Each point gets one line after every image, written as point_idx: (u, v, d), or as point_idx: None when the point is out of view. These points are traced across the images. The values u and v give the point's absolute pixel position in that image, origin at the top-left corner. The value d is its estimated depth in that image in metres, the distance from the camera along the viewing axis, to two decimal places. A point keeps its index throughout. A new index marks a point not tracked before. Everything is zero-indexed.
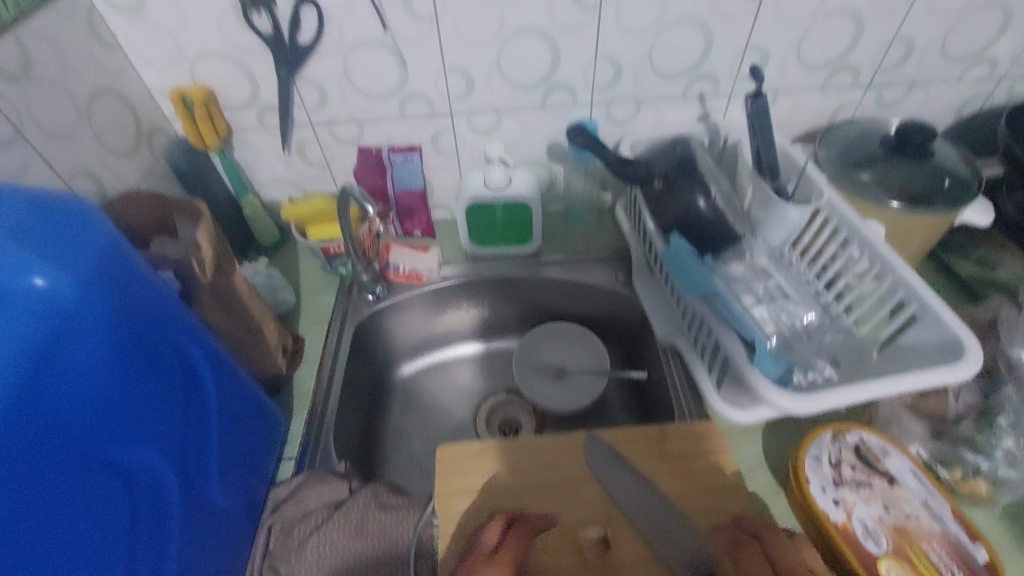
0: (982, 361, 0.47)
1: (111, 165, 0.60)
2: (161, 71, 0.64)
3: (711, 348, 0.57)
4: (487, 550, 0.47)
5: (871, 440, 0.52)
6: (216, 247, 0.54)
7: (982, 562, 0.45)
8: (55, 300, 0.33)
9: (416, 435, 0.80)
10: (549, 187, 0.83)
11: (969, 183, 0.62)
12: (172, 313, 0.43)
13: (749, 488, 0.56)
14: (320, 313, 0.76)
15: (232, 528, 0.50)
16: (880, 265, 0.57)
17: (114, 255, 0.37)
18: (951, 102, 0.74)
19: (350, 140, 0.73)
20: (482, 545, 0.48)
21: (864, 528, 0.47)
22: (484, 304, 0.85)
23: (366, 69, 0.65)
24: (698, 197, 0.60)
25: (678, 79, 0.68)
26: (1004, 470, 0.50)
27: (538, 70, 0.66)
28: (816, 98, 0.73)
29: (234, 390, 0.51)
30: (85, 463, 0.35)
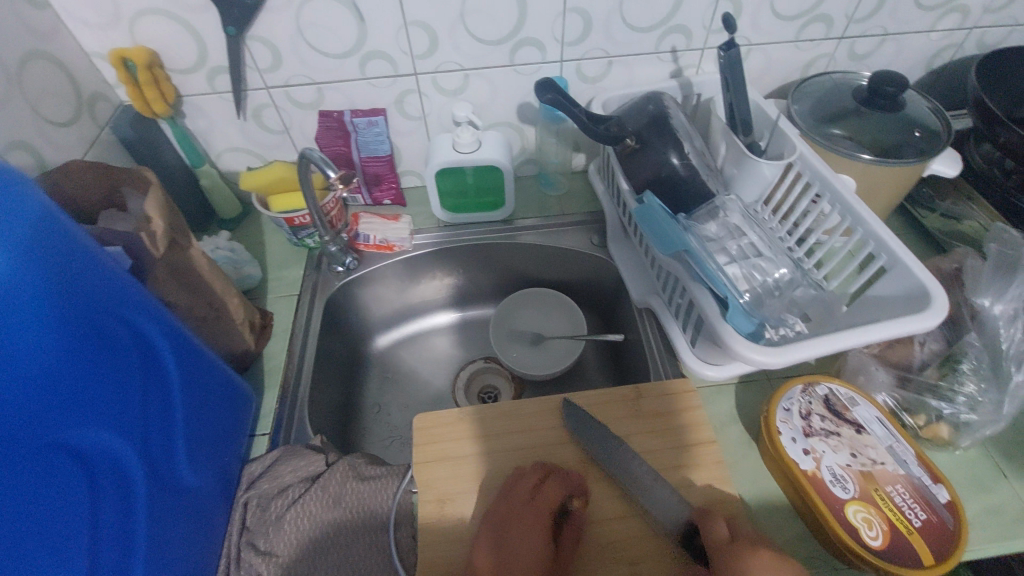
0: (948, 310, 0.47)
1: (50, 136, 0.56)
2: (96, 31, 0.59)
3: (686, 307, 0.57)
4: (526, 488, 0.51)
5: (840, 390, 0.53)
6: (168, 220, 0.51)
7: (942, 501, 0.47)
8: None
9: (395, 406, 0.79)
10: (521, 149, 0.81)
11: (938, 132, 0.61)
12: (121, 289, 0.40)
13: (722, 442, 0.57)
14: (288, 287, 0.74)
15: (204, 507, 0.49)
16: (851, 218, 0.56)
17: (49, 227, 0.34)
18: (922, 53, 0.74)
19: (310, 103, 0.69)
20: (522, 483, 0.52)
21: (833, 475, 0.48)
22: (459, 272, 0.84)
23: (322, 26, 0.61)
24: (672, 155, 0.59)
25: (649, 33, 0.66)
26: (965, 414, 0.51)
27: (505, 25, 0.63)
28: (789, 51, 0.71)
29: (196, 368, 0.49)
30: (42, 449, 0.33)
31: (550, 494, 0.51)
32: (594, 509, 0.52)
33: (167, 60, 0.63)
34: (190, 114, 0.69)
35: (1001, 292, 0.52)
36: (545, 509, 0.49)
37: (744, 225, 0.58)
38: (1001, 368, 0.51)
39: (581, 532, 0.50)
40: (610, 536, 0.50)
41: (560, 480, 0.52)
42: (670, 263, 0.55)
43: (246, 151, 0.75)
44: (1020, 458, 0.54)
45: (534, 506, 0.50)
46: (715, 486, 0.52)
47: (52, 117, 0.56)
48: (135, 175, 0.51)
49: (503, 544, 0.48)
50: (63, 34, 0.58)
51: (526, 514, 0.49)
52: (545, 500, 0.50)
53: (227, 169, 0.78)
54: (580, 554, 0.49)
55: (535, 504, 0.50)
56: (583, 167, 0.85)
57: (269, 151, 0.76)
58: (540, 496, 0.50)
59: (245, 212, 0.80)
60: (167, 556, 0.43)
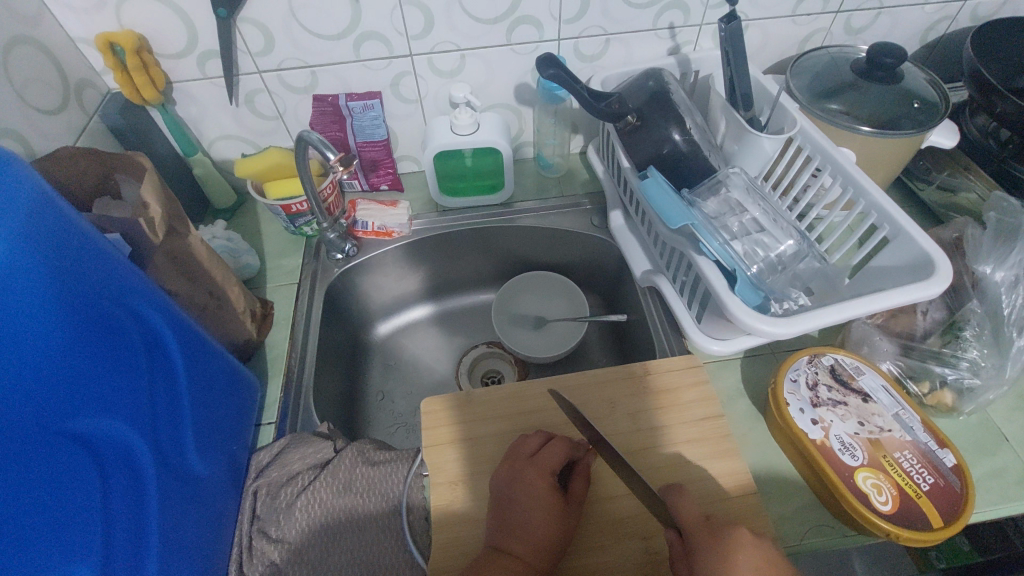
0: (952, 277, 0.47)
1: (38, 125, 0.54)
2: (81, 15, 0.57)
3: (691, 283, 0.57)
4: (528, 449, 0.52)
5: (846, 360, 0.54)
6: (165, 207, 0.50)
7: (949, 465, 0.47)
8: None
9: (399, 393, 0.79)
10: (519, 131, 0.80)
11: (937, 105, 0.62)
12: (122, 275, 0.40)
13: (729, 415, 0.57)
14: (288, 275, 0.73)
15: (216, 496, 0.48)
16: (853, 190, 0.56)
17: (45, 210, 0.33)
18: (918, 26, 0.74)
19: (304, 88, 0.68)
20: (524, 445, 0.52)
21: (841, 443, 0.49)
22: (458, 257, 0.83)
23: (315, 6, 0.60)
24: (674, 131, 0.59)
25: (647, 9, 0.65)
26: (968, 379, 0.52)
27: (501, 4, 0.62)
28: (786, 25, 0.71)
29: (201, 356, 0.48)
30: (51, 438, 0.32)
31: (551, 454, 0.51)
32: (604, 484, 0.52)
33: (156, 45, 0.61)
34: (181, 101, 0.68)
35: (1002, 259, 0.53)
36: (546, 468, 0.50)
37: (746, 200, 0.57)
38: (1002, 334, 0.52)
39: (589, 505, 0.51)
40: (622, 511, 0.51)
41: (561, 441, 0.52)
42: (674, 239, 0.55)
43: (240, 138, 0.74)
44: (1020, 422, 0.55)
45: (536, 466, 0.50)
46: (725, 459, 0.52)
47: (40, 105, 0.54)
48: (129, 161, 0.50)
49: (509, 504, 0.48)
50: (48, 19, 0.56)
51: (528, 474, 0.49)
52: (545, 459, 0.50)
53: (221, 158, 0.76)
54: (592, 529, 0.50)
55: (535, 464, 0.50)
56: (581, 149, 0.85)
57: (264, 138, 0.74)
58: (539, 456, 0.51)
59: (240, 202, 0.79)
60: (180, 545, 0.42)
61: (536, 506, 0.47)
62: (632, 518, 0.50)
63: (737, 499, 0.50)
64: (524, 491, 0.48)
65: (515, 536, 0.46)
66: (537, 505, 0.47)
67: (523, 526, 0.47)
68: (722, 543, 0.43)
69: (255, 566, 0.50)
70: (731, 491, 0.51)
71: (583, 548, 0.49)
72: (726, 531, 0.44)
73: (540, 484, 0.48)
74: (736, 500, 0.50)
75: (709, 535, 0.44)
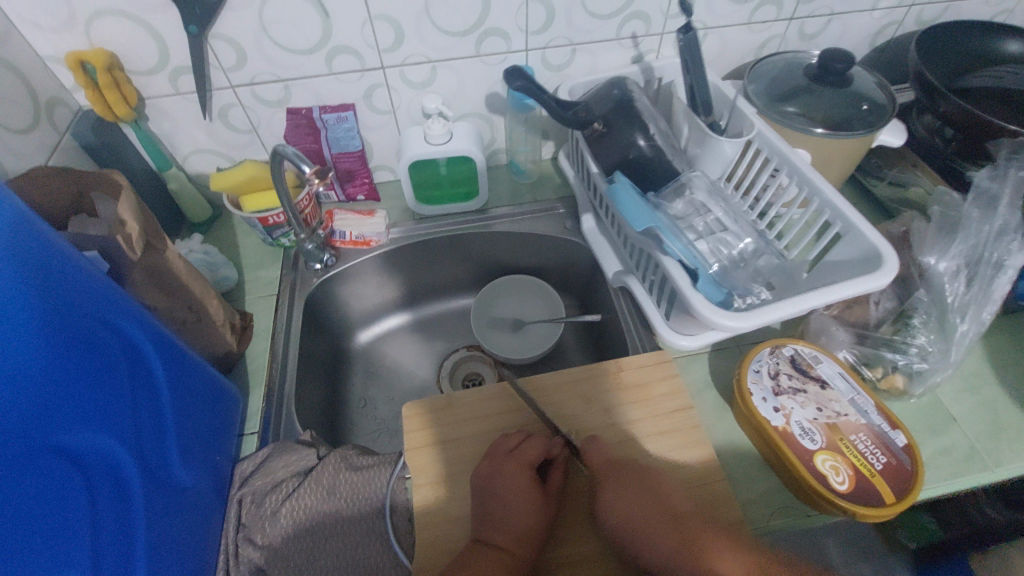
0: (898, 269, 0.51)
1: (9, 145, 0.54)
2: (50, 34, 0.57)
3: (659, 282, 0.59)
4: (508, 446, 0.54)
5: (806, 350, 0.57)
6: (142, 223, 0.51)
7: (901, 445, 0.50)
8: None
9: (381, 399, 0.80)
10: (491, 139, 0.82)
11: (885, 107, 0.65)
12: (101, 293, 0.40)
13: (698, 407, 0.60)
14: (266, 287, 0.73)
15: (202, 505, 0.49)
16: (807, 190, 0.60)
17: (24, 231, 0.34)
18: (867, 31, 0.78)
19: (278, 101, 0.69)
20: (504, 443, 0.54)
21: (802, 428, 0.52)
22: (435, 263, 0.85)
23: (285, 22, 0.61)
24: (638, 137, 0.62)
25: (610, 19, 0.68)
26: (917, 363, 0.55)
27: (469, 17, 0.64)
28: (743, 33, 0.74)
29: (183, 370, 0.49)
30: (36, 452, 0.33)
31: (527, 449, 0.53)
32: (578, 477, 0.55)
33: (127, 62, 0.62)
34: (154, 117, 0.68)
35: (943, 250, 0.56)
36: (525, 462, 0.52)
37: (709, 201, 0.60)
38: (947, 319, 0.55)
39: (564, 498, 0.53)
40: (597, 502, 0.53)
41: (539, 439, 0.55)
42: (641, 240, 0.57)
43: (214, 152, 0.75)
44: (967, 403, 0.58)
45: (517, 461, 0.52)
46: (695, 448, 0.55)
47: (9, 124, 0.54)
48: (105, 179, 0.51)
49: (490, 499, 0.50)
50: (15, 38, 0.56)
51: (507, 467, 0.52)
52: (524, 454, 0.53)
53: (195, 172, 0.77)
54: (569, 520, 0.52)
55: (514, 458, 0.52)
56: (552, 154, 0.87)
57: (239, 152, 0.75)
58: (517, 451, 0.53)
59: (216, 215, 0.79)
60: (168, 554, 0.43)
61: (513, 499, 0.50)
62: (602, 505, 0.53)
63: (706, 486, 0.53)
64: (503, 485, 0.50)
65: (497, 529, 0.48)
66: (518, 497, 0.50)
67: (504, 518, 0.49)
68: (619, 486, 0.50)
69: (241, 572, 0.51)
70: (701, 479, 0.53)
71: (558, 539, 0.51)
72: (623, 475, 0.51)
73: (518, 477, 0.51)
74: (706, 487, 0.53)
75: (615, 480, 0.51)
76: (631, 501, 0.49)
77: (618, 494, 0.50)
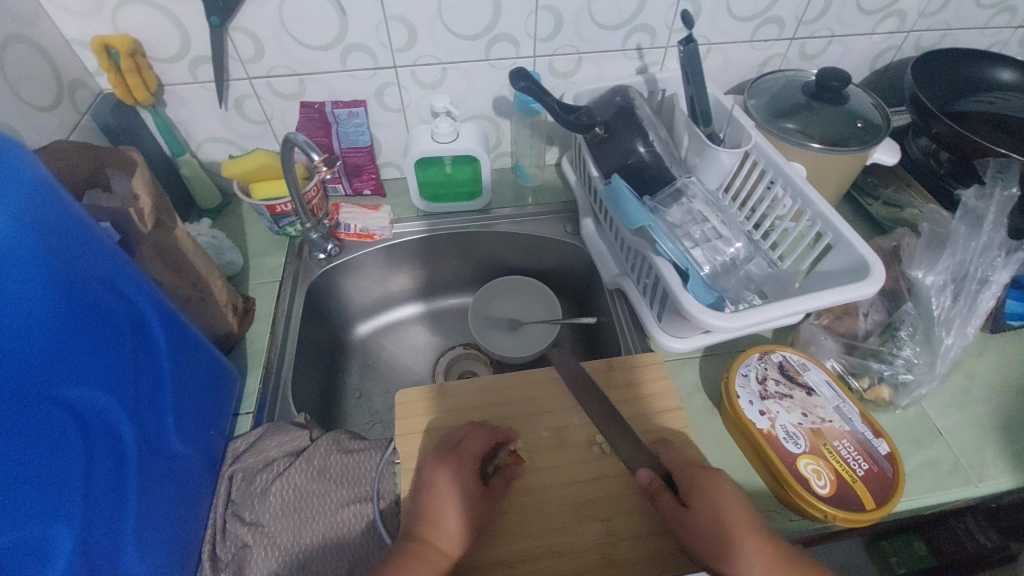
0: (884, 281, 0.52)
1: (31, 121, 0.56)
2: (78, 19, 0.60)
3: (652, 284, 0.61)
4: (455, 442, 0.53)
5: (794, 357, 0.58)
6: (154, 199, 0.52)
7: (883, 453, 0.51)
8: None
9: (376, 391, 0.81)
10: (497, 141, 0.84)
11: (879, 126, 0.67)
12: (113, 263, 0.42)
13: (686, 410, 0.61)
14: (270, 273, 0.75)
15: (193, 476, 0.50)
16: (800, 201, 0.61)
17: (43, 195, 0.35)
18: (866, 55, 0.81)
19: (292, 94, 0.72)
20: (454, 438, 0.54)
21: (786, 432, 0.52)
22: (437, 261, 0.86)
23: (303, 18, 0.63)
24: (638, 143, 0.64)
25: (616, 31, 0.70)
26: (903, 374, 0.56)
27: (480, 21, 0.67)
28: (746, 50, 0.77)
29: (185, 345, 0.51)
30: (38, 401, 0.34)
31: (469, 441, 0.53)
32: (535, 478, 0.54)
33: (149, 49, 0.64)
34: (172, 104, 0.71)
35: (931, 265, 0.58)
36: (470, 458, 0.52)
37: (706, 210, 0.61)
38: (933, 333, 0.56)
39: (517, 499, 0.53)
40: (581, 496, 0.53)
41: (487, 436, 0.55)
42: (635, 241, 0.59)
43: (227, 141, 0.77)
44: (953, 418, 0.59)
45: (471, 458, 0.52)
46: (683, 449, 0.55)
47: (33, 100, 0.57)
48: (121, 157, 0.53)
49: (430, 493, 0.48)
50: (44, 20, 0.59)
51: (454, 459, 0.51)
52: (468, 449, 0.52)
53: (208, 159, 0.79)
54: (526, 519, 0.52)
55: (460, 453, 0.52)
56: (556, 160, 0.89)
57: (251, 142, 0.77)
58: (465, 449, 0.52)
59: (226, 202, 0.81)
60: (157, 520, 0.44)
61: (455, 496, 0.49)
62: (577, 491, 0.53)
63: None
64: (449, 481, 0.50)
65: (439, 525, 0.46)
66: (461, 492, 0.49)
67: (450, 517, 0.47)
68: (697, 490, 0.48)
69: (228, 548, 0.51)
70: None
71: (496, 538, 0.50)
72: (700, 478, 0.49)
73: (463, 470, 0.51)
74: None
75: (687, 483, 0.49)
76: (686, 497, 0.48)
77: (685, 493, 0.48)
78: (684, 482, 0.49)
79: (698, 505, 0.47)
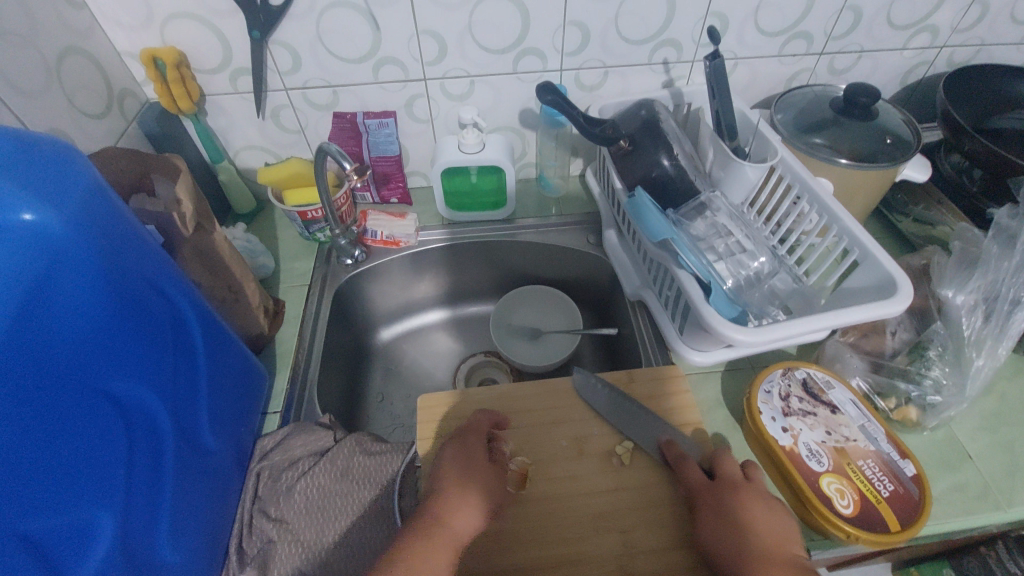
0: (912, 298, 0.51)
1: (83, 127, 0.60)
2: (130, 32, 0.64)
3: (674, 296, 0.61)
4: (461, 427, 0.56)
5: (818, 374, 0.57)
6: (196, 204, 0.55)
7: (909, 474, 0.50)
8: (43, 234, 0.33)
9: (398, 397, 0.83)
10: (522, 152, 0.86)
11: (909, 143, 0.66)
12: (155, 262, 0.43)
13: (707, 424, 0.60)
14: (299, 277, 0.77)
15: (223, 470, 0.52)
16: (827, 217, 0.61)
17: (97, 200, 0.37)
18: (897, 69, 0.80)
19: (325, 105, 0.74)
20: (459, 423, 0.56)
21: (809, 450, 0.52)
22: (460, 268, 0.88)
23: (339, 32, 0.66)
24: (662, 157, 0.64)
25: (643, 45, 0.71)
26: (931, 395, 0.56)
27: (508, 36, 0.68)
28: (773, 65, 0.77)
29: (219, 344, 0.53)
30: (86, 393, 0.36)
31: (481, 427, 0.56)
32: (558, 484, 0.55)
33: (193, 60, 0.67)
34: (212, 113, 0.74)
35: (962, 284, 0.57)
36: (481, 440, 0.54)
37: (730, 224, 0.61)
38: (963, 353, 0.56)
39: (535, 502, 0.53)
40: (599, 506, 0.53)
41: (488, 418, 0.57)
42: (658, 253, 0.59)
43: (263, 149, 0.80)
44: (984, 441, 0.58)
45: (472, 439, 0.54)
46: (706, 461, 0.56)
47: (86, 109, 0.60)
48: (165, 164, 0.56)
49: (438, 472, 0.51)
50: (99, 34, 0.63)
51: (476, 449, 0.53)
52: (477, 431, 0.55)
53: (244, 166, 0.82)
54: (547, 524, 0.52)
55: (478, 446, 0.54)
56: (580, 172, 0.90)
57: (286, 150, 0.80)
58: (472, 430, 0.55)
59: (260, 207, 0.85)
60: (190, 511, 0.46)
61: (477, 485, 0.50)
62: (593, 494, 0.54)
63: None
64: (462, 468, 0.51)
65: (461, 509, 0.48)
66: (479, 479, 0.51)
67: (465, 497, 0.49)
68: (726, 513, 0.48)
69: (254, 543, 0.53)
70: None
71: (498, 547, 0.51)
72: (730, 501, 0.49)
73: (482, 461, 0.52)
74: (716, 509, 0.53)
75: (716, 503, 0.49)
76: (712, 520, 0.49)
77: (713, 515, 0.49)
78: (712, 503, 0.50)
79: (728, 517, 0.48)
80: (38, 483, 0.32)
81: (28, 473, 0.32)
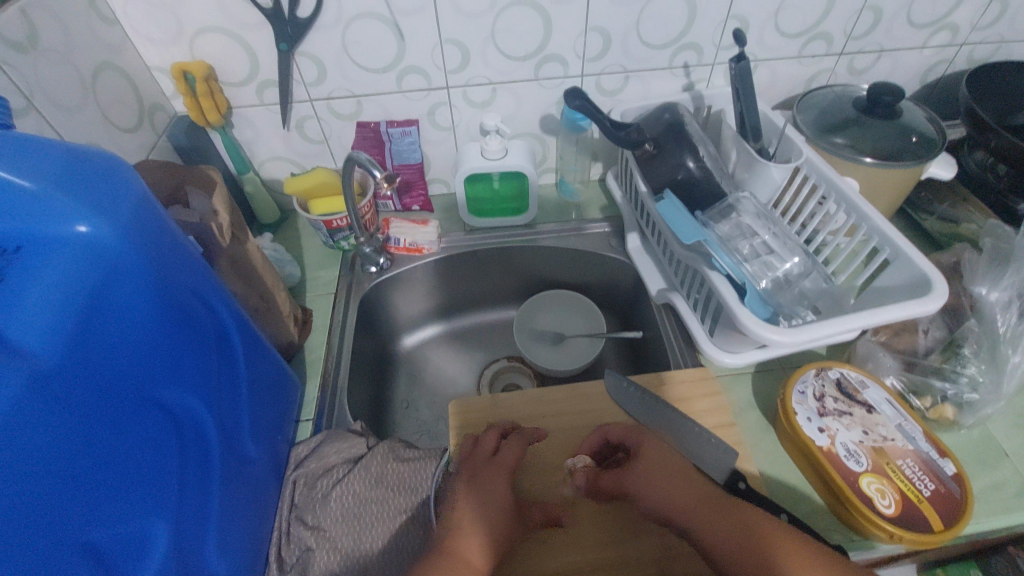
0: (947, 295, 0.51)
1: (116, 141, 0.61)
2: (160, 47, 0.65)
3: (704, 299, 0.62)
4: (487, 450, 0.54)
5: (852, 374, 0.57)
6: (231, 215, 0.56)
7: (950, 473, 0.50)
8: (97, 245, 0.33)
9: (423, 403, 0.83)
10: (542, 158, 0.86)
11: (934, 140, 0.66)
12: (201, 273, 0.44)
13: (741, 425, 0.60)
14: (325, 286, 0.78)
15: (262, 479, 0.52)
16: (855, 217, 0.61)
17: (148, 211, 0.37)
18: (918, 68, 0.80)
19: (349, 114, 0.75)
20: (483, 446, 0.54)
21: (847, 449, 0.52)
22: (481, 274, 0.88)
23: (364, 42, 0.67)
24: (688, 159, 0.64)
25: (664, 49, 0.72)
26: (967, 394, 0.55)
27: (530, 43, 0.69)
28: (793, 66, 0.77)
29: (257, 353, 0.53)
30: (141, 403, 0.36)
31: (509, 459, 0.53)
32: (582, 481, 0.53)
33: (221, 74, 0.68)
34: (238, 124, 0.75)
35: (995, 281, 0.58)
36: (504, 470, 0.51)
37: (756, 224, 0.61)
38: (999, 350, 0.55)
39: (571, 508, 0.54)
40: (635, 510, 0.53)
41: (517, 444, 0.54)
42: (687, 255, 0.60)
43: (287, 159, 0.81)
44: (1020, 439, 0.57)
45: (491, 465, 0.52)
46: (741, 464, 0.56)
47: (119, 123, 0.61)
48: (200, 176, 0.57)
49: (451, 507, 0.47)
50: (130, 48, 0.64)
51: (492, 478, 0.50)
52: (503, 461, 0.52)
53: (269, 177, 0.83)
54: (581, 529, 0.53)
55: (496, 466, 0.51)
56: (600, 176, 0.91)
57: (310, 160, 0.81)
58: (497, 457, 0.53)
59: (284, 218, 0.86)
60: (235, 521, 0.46)
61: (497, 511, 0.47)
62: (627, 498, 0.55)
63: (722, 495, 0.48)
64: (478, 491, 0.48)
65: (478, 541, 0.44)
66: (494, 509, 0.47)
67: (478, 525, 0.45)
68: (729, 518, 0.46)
69: (292, 551, 0.53)
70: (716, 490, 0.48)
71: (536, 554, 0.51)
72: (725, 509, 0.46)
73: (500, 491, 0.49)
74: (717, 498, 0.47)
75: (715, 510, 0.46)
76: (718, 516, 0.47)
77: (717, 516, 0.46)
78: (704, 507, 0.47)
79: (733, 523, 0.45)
80: (99, 495, 0.33)
81: (90, 484, 0.32)
